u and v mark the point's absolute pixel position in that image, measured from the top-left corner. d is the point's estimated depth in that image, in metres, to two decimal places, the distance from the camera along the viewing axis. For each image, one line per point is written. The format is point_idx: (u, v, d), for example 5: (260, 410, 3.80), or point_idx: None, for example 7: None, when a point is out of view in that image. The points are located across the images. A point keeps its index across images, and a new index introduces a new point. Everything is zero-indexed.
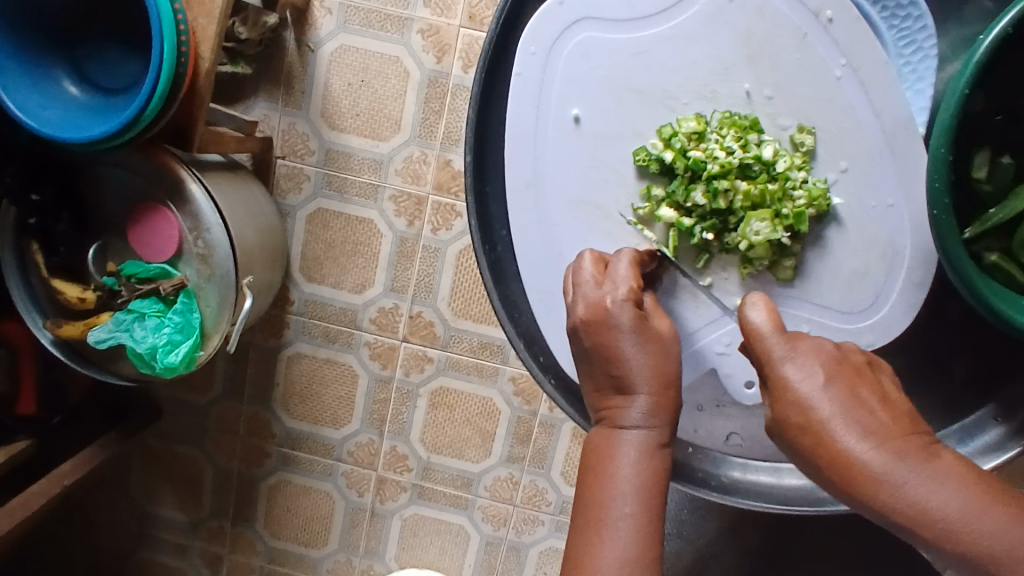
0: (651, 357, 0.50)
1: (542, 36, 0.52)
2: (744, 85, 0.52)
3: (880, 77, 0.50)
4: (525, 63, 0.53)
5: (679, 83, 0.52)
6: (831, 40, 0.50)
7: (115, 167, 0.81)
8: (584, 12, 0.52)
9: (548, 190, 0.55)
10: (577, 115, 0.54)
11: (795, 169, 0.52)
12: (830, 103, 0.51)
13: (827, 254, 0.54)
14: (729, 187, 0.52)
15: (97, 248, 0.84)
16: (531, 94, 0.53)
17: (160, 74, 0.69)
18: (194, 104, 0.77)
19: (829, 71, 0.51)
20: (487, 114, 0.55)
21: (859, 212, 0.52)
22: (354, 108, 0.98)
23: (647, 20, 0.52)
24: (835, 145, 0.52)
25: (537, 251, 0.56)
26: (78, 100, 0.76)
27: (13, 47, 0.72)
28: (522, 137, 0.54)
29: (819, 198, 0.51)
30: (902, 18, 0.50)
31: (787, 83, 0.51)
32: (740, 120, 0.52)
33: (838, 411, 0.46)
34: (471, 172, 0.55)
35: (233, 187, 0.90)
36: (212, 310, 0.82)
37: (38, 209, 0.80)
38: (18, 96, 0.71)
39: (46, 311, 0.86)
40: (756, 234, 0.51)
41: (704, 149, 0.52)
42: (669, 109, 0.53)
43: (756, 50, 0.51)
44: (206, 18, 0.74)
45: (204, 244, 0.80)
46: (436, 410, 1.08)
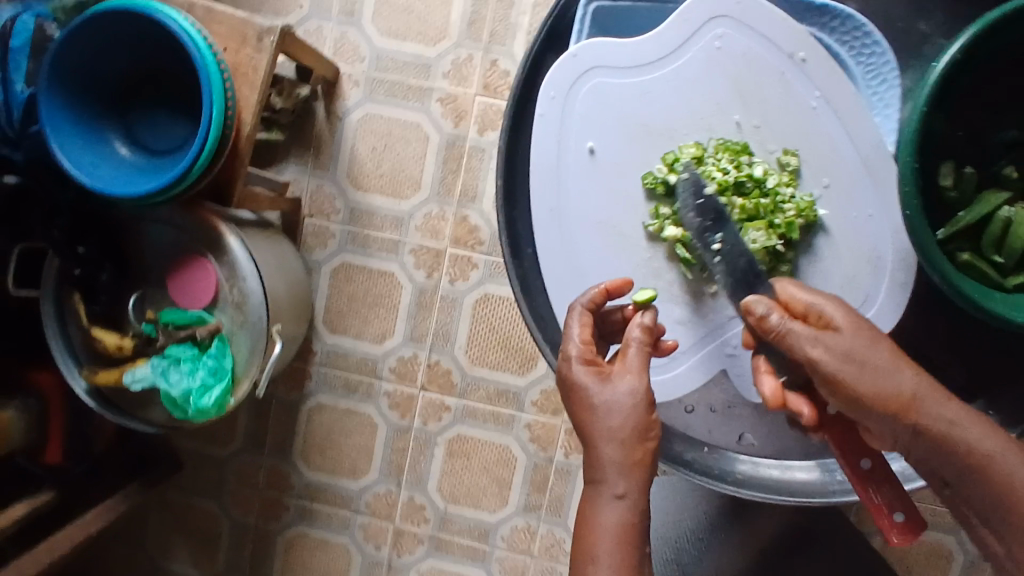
0: (615, 418, 0.51)
1: (560, 81, 0.59)
2: (735, 117, 0.58)
3: (852, 106, 0.56)
4: (545, 105, 0.59)
5: (680, 119, 0.59)
6: (807, 77, 0.57)
7: (160, 223, 0.87)
8: (595, 61, 0.58)
9: (572, 213, 0.60)
10: (592, 147, 0.60)
11: (784, 185, 0.57)
12: (809, 130, 0.57)
13: (819, 261, 0.58)
14: (725, 203, 0.58)
15: (137, 297, 0.89)
16: (551, 132, 0.60)
17: (207, 135, 0.77)
18: (236, 164, 0.84)
19: (806, 103, 0.57)
20: (514, 150, 0.61)
21: (844, 222, 0.58)
22: (378, 170, 1.06)
23: (648, 66, 0.58)
24: (817, 165, 0.58)
25: (562, 266, 0.61)
26: (127, 160, 0.84)
27: (73, 112, 0.80)
28: (545, 169, 0.60)
29: (807, 209, 0.57)
30: (868, 54, 0.56)
31: (771, 114, 0.58)
32: (732, 146, 0.58)
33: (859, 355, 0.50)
34: (501, 195, 0.60)
35: (266, 242, 0.97)
36: (244, 356, 0.87)
37: (83, 260, 0.86)
38: (71, 154, 0.78)
39: (81, 359, 0.90)
40: (753, 241, 0.57)
41: (703, 171, 0.57)
42: (670, 140, 0.59)
43: (741, 89, 0.58)
44: (249, 88, 0.83)
45: (238, 292, 0.86)
46: (452, 459, 1.09)
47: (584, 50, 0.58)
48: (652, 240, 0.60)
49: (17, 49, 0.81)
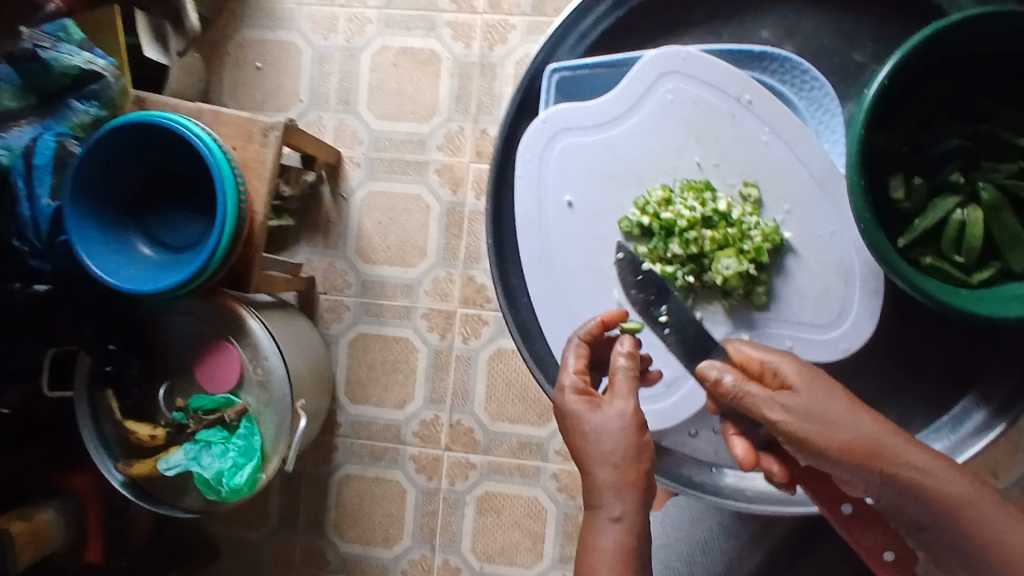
0: (608, 438, 0.53)
1: (532, 145, 0.63)
2: (695, 158, 0.62)
3: (800, 136, 0.60)
4: (523, 167, 0.64)
5: (646, 166, 0.63)
6: (755, 115, 0.61)
7: (181, 314, 0.93)
8: (561, 124, 0.63)
9: (559, 261, 0.64)
10: (570, 200, 0.64)
11: (747, 215, 0.61)
12: (765, 162, 0.61)
13: (791, 280, 0.61)
14: (697, 236, 0.61)
15: (166, 389, 0.93)
16: (531, 191, 0.64)
17: (223, 228, 0.83)
18: (251, 250, 0.91)
19: (758, 138, 0.61)
20: (500, 210, 0.66)
21: (809, 241, 0.61)
22: (385, 242, 1.11)
23: (609, 123, 0.63)
24: (777, 193, 0.61)
25: (555, 311, 0.64)
26: (148, 259, 0.90)
27: (96, 221, 0.87)
28: (529, 224, 0.64)
29: (772, 234, 0.60)
30: (808, 88, 0.59)
31: (728, 152, 0.62)
32: (697, 184, 0.62)
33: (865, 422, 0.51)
34: (493, 252, 0.65)
35: (285, 321, 1.01)
36: (271, 433, 0.90)
37: (113, 357, 0.92)
38: (98, 259, 0.85)
39: (116, 454, 0.94)
40: (726, 269, 0.60)
41: (674, 210, 0.61)
42: (639, 185, 0.63)
43: (698, 132, 0.62)
44: (259, 180, 0.91)
45: (262, 371, 0.90)
46: (483, 517, 1.10)
47: (552, 115, 0.63)
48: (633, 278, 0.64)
49: (40, 166, 0.87)
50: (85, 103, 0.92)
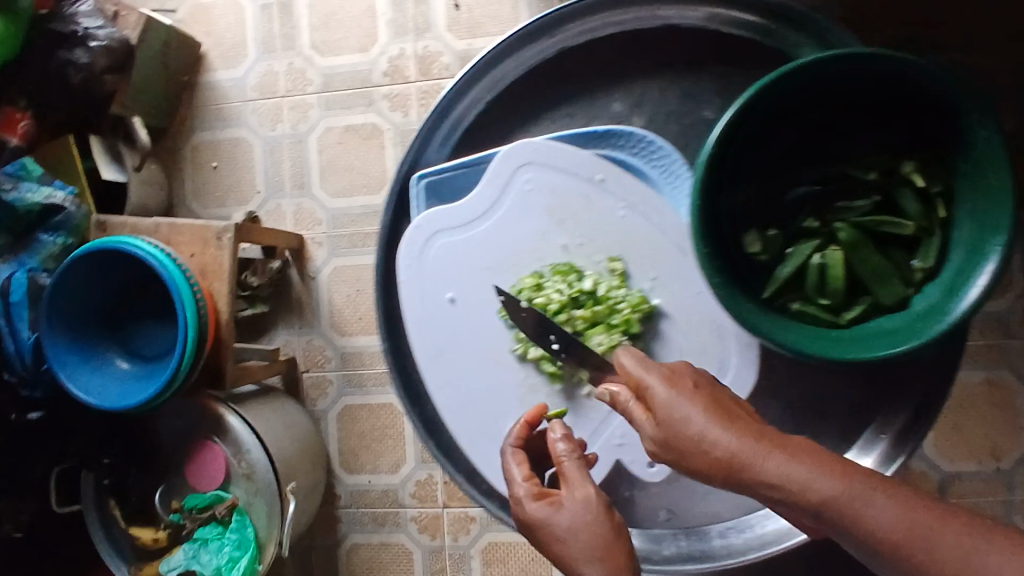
0: (581, 536, 0.56)
1: (410, 252, 0.67)
2: (561, 241, 0.66)
3: (653, 206, 0.63)
4: (404, 272, 0.67)
5: (518, 255, 0.67)
6: (609, 193, 0.64)
7: (170, 417, 0.96)
8: (432, 228, 0.66)
9: (451, 356, 0.67)
10: (452, 296, 0.67)
11: (615, 289, 0.64)
12: (626, 235, 0.64)
13: (666, 343, 0.64)
14: (568, 317, 0.64)
15: (162, 491, 0.96)
16: (415, 292, 0.68)
17: (188, 333, 0.87)
18: (222, 349, 0.94)
19: (615, 213, 0.64)
20: (392, 313, 0.69)
21: (677, 304, 0.64)
22: (356, 314, 1.15)
23: (476, 220, 0.67)
24: (641, 263, 0.64)
25: (456, 402, 0.67)
26: (128, 372, 0.94)
27: (75, 343, 0.91)
28: (420, 325, 0.68)
29: (639, 304, 0.63)
30: (654, 155, 0.63)
31: (589, 231, 0.65)
32: (563, 268, 0.65)
33: (817, 469, 0.46)
34: (390, 354, 0.69)
35: (269, 407, 1.05)
36: (263, 522, 0.93)
37: (111, 469, 0.96)
38: (81, 381, 0.90)
39: (129, 557, 0.96)
40: (599, 344, 0.63)
41: (545, 295, 0.64)
42: (513, 274, 0.67)
43: (558, 217, 0.66)
44: (220, 281, 0.95)
45: (246, 464, 0.93)
46: (490, 569, 1.11)
47: (423, 220, 0.66)
48: (522, 360, 0.67)
49: (17, 302, 0.92)
50: (51, 235, 0.98)
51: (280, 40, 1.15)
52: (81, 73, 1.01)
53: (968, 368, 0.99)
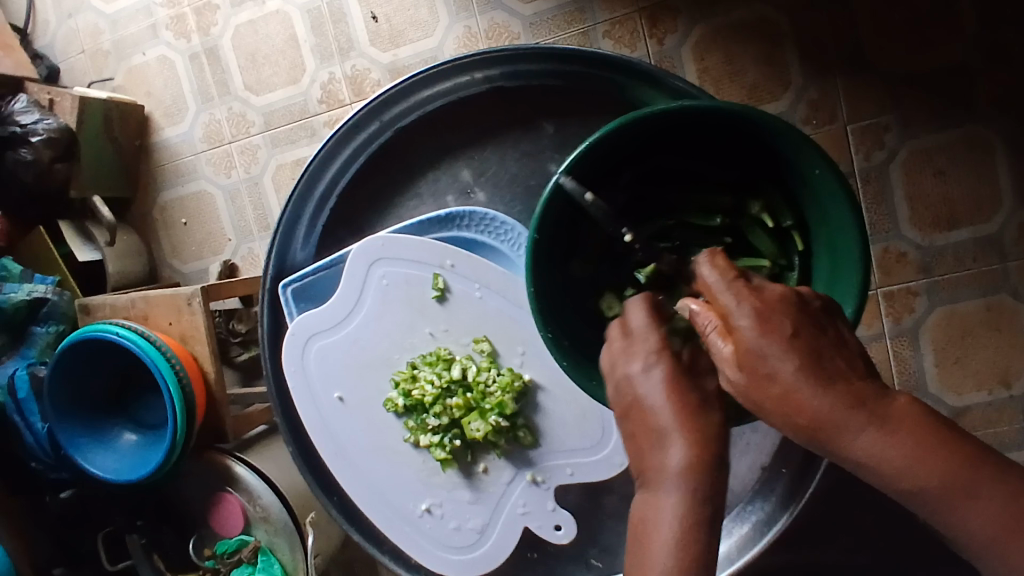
0: (679, 403, 0.45)
1: (290, 359, 0.70)
2: (427, 329, 0.67)
3: (508, 282, 0.64)
4: (292, 377, 0.70)
5: (387, 349, 0.68)
6: (462, 275, 0.65)
7: (189, 478, 1.04)
8: (305, 333, 0.69)
9: (351, 450, 0.70)
10: (339, 395, 0.69)
11: (484, 371, 0.65)
12: (489, 315, 0.65)
13: (549, 414, 0.65)
14: (444, 407, 0.66)
15: (195, 539, 1.05)
16: (304, 395, 0.70)
17: (173, 403, 0.92)
18: (218, 408, 1.00)
19: (473, 294, 0.65)
20: (292, 415, 0.72)
21: (551, 374, 0.65)
22: None
23: (344, 319, 0.68)
24: (508, 340, 0.65)
25: (367, 493, 0.70)
26: (136, 443, 1.00)
27: (85, 425, 0.99)
28: (314, 428, 0.70)
29: (509, 384, 0.63)
30: (503, 231, 0.64)
31: (454, 315, 0.66)
32: (432, 356, 0.66)
33: (916, 455, 0.40)
34: (298, 456, 0.72)
35: (279, 447, 1.10)
36: (288, 557, 0.99)
37: (144, 528, 1.05)
38: (94, 458, 0.97)
39: None
40: (477, 430, 0.64)
41: (417, 386, 0.65)
42: (389, 366, 0.68)
43: (416, 306, 0.67)
44: (201, 345, 0.99)
45: (261, 508, 0.99)
46: None
47: (296, 326, 0.69)
48: (416, 447, 0.68)
49: (25, 397, 1.00)
50: (42, 326, 1.05)
51: (215, 88, 1.16)
52: (32, 170, 1.04)
53: (966, 297, 0.93)
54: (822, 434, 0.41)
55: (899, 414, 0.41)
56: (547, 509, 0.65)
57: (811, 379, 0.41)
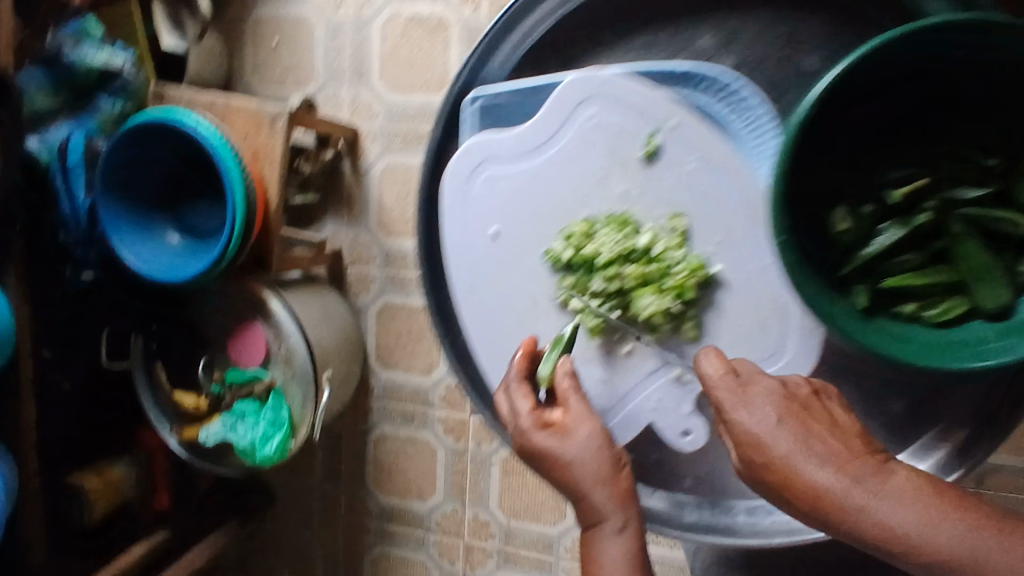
0: (596, 463, 0.61)
1: (459, 176, 0.69)
2: (618, 188, 0.65)
3: (724, 158, 0.62)
4: (450, 198, 0.70)
5: (567, 197, 0.67)
6: (682, 139, 0.63)
7: (214, 295, 0.99)
8: (484, 156, 0.68)
9: (487, 293, 0.70)
10: (496, 230, 0.69)
11: (673, 249, 0.64)
12: (690, 190, 0.63)
13: (722, 314, 0.64)
14: (620, 273, 0.65)
15: (206, 362, 1.00)
16: (458, 222, 0.70)
17: (237, 227, 0.87)
18: (269, 235, 0.95)
19: (685, 165, 0.63)
20: (432, 238, 0.74)
21: (741, 276, 0.63)
22: (405, 215, 1.12)
23: (546, 145, 0.67)
24: (706, 225, 0.63)
25: (490, 340, 0.71)
26: (178, 246, 0.96)
27: (131, 212, 0.93)
28: (461, 255, 0.71)
29: (697, 268, 0.63)
30: (741, 107, 0.61)
31: (651, 180, 0.64)
32: (619, 218, 0.65)
33: (926, 518, 0.45)
34: (427, 277, 0.74)
35: (312, 297, 1.06)
36: (298, 404, 0.96)
37: (156, 334, 1.03)
38: (135, 248, 0.92)
39: (172, 418, 1.03)
40: (647, 307, 0.64)
41: (594, 245, 0.65)
42: (567, 218, 0.67)
43: (616, 161, 0.65)
44: (271, 168, 0.93)
45: (286, 349, 0.96)
46: (509, 477, 1.16)
47: (473, 147, 0.68)
48: (562, 308, 0.69)
49: (74, 165, 0.94)
50: (110, 100, 0.98)
51: None
52: None
53: None
54: (827, 503, 0.47)
55: (893, 482, 0.47)
56: (682, 413, 0.65)
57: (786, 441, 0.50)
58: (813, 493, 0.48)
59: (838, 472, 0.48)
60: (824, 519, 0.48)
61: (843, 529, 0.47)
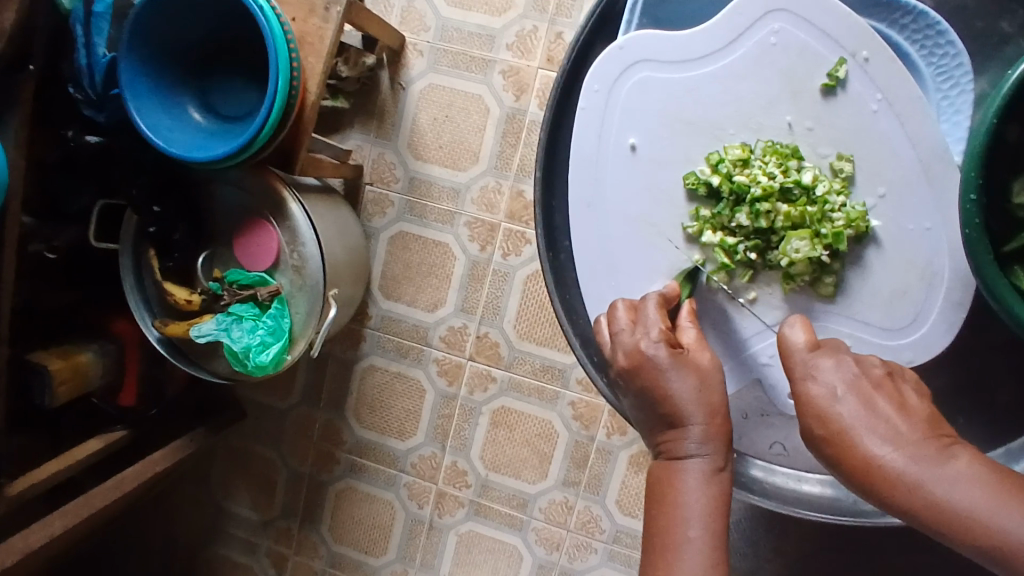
0: (696, 389, 0.55)
1: (604, 75, 0.60)
2: (787, 117, 0.57)
3: (915, 110, 0.55)
4: (589, 98, 0.60)
5: (726, 117, 0.58)
6: (868, 76, 0.55)
7: (227, 184, 0.92)
8: (640, 54, 0.58)
9: (608, 208, 0.61)
10: (633, 143, 0.60)
11: (834, 193, 0.56)
12: (866, 132, 0.56)
13: (867, 274, 0.58)
14: (770, 209, 0.58)
15: (207, 256, 0.94)
16: (594, 124, 0.61)
17: (273, 104, 0.79)
18: (300, 131, 0.87)
19: (866, 105, 0.56)
20: (556, 138, 0.63)
21: (898, 234, 0.56)
22: (438, 140, 1.08)
23: (698, 61, 0.58)
24: (873, 172, 0.56)
25: (594, 261, 0.62)
26: (200, 125, 0.88)
27: (153, 77, 0.85)
28: (584, 163, 0.61)
29: (857, 220, 0.56)
30: (940, 55, 0.54)
31: (826, 115, 0.57)
32: (781, 149, 0.57)
33: (991, 502, 0.44)
34: (540, 185, 0.63)
35: (328, 209, 0.99)
36: (301, 317, 0.91)
37: (159, 219, 0.91)
38: (149, 119, 0.83)
39: (155, 310, 0.96)
40: (796, 251, 0.56)
41: (749, 174, 0.57)
42: (717, 139, 0.59)
43: (792, 85, 0.57)
44: (316, 57, 0.85)
45: (298, 257, 0.89)
46: (496, 429, 1.12)
47: (631, 42, 0.58)
48: (691, 239, 0.60)
49: (100, 14, 0.84)
50: None
51: None
52: None
53: None
54: (880, 478, 0.47)
55: (954, 467, 0.46)
56: None
57: (851, 408, 0.49)
58: (868, 467, 0.47)
59: (899, 448, 0.47)
60: (871, 492, 0.47)
61: (890, 505, 0.47)
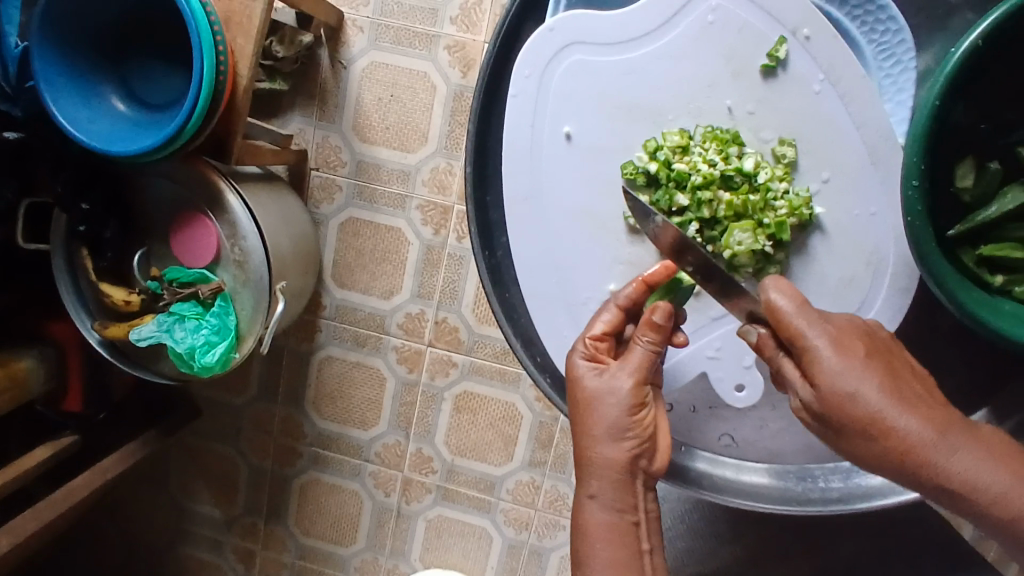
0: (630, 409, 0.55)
1: (538, 59, 0.57)
2: (727, 101, 0.56)
3: (859, 90, 0.54)
4: (520, 85, 0.58)
5: (668, 102, 0.57)
6: (809, 55, 0.55)
7: (159, 178, 0.87)
8: (575, 36, 0.56)
9: (550, 201, 0.60)
10: (570, 132, 0.59)
11: (776, 180, 0.55)
12: (810, 115, 0.55)
13: (812, 260, 0.57)
14: (712, 198, 0.57)
15: (142, 254, 0.90)
16: (528, 113, 0.58)
17: (198, 94, 0.74)
18: (232, 119, 0.81)
19: (809, 85, 0.55)
20: (488, 126, 0.60)
21: (843, 220, 0.56)
22: (384, 121, 1.03)
23: (637, 43, 0.56)
24: (817, 156, 0.56)
25: (537, 256, 0.61)
26: (125, 115, 0.83)
27: (69, 66, 0.78)
28: (523, 153, 0.59)
29: (800, 207, 0.55)
30: (881, 32, 0.53)
31: (768, 98, 0.56)
32: (721, 134, 0.56)
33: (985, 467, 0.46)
34: (472, 181, 0.59)
35: (271, 198, 0.94)
36: (247, 314, 0.87)
37: (88, 216, 0.86)
38: (67, 110, 0.77)
39: (93, 312, 0.91)
40: (739, 243, 0.55)
41: (689, 162, 0.56)
42: (658, 124, 0.57)
43: (734, 67, 0.56)
44: (245, 39, 0.79)
45: (240, 251, 0.85)
46: (459, 415, 1.11)
47: (561, 24, 0.56)
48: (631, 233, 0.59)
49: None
50: None
51: None
52: None
53: None
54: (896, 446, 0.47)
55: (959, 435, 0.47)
56: (741, 364, 0.61)
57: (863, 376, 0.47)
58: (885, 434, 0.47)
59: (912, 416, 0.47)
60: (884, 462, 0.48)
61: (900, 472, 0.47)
